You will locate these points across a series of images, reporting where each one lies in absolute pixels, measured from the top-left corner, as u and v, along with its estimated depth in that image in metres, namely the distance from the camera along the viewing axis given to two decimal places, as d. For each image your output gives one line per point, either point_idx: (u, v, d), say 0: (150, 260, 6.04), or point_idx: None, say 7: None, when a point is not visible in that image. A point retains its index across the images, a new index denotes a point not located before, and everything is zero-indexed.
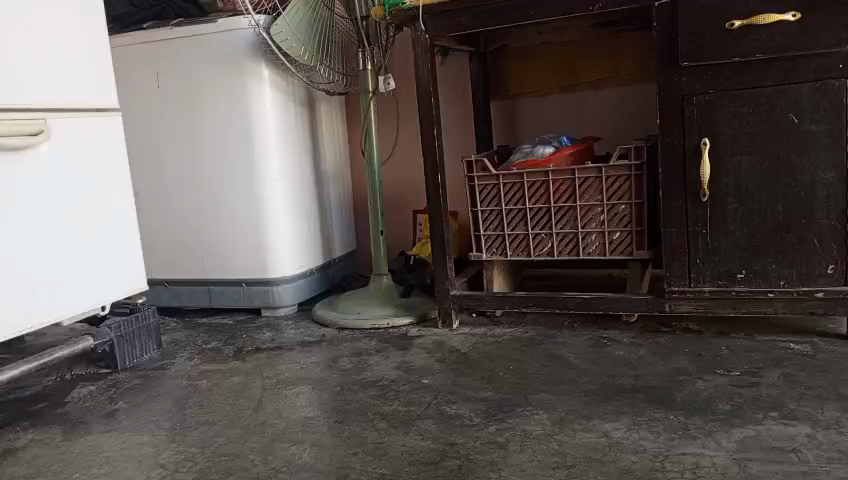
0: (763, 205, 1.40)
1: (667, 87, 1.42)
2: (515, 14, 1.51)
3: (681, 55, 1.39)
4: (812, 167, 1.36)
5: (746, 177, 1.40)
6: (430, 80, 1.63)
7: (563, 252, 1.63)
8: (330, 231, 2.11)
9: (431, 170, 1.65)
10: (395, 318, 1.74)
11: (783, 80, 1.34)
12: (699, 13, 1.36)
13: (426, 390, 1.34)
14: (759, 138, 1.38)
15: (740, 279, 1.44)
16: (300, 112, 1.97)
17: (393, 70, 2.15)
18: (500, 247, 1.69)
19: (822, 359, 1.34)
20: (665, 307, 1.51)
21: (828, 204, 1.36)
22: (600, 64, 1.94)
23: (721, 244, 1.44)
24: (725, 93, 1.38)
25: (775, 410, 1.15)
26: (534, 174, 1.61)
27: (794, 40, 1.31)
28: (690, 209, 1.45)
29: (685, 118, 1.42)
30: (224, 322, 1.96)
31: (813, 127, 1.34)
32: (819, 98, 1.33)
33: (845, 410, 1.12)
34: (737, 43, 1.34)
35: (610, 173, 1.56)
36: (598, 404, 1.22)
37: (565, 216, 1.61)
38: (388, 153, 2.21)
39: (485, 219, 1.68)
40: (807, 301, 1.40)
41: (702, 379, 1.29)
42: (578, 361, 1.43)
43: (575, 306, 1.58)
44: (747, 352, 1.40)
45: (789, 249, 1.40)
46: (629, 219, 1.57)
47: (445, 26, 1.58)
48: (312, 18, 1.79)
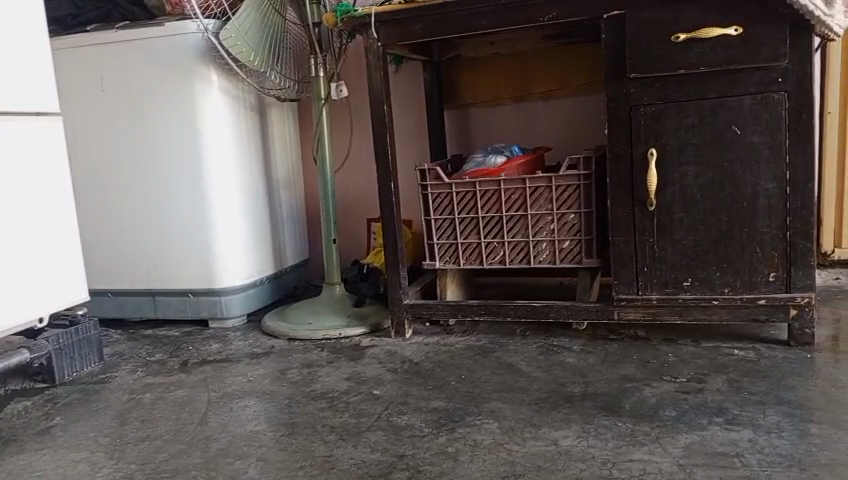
0: (708, 214, 1.43)
1: (616, 98, 1.45)
2: (468, 23, 1.51)
3: (629, 67, 1.41)
4: (754, 177, 1.39)
5: (691, 186, 1.43)
6: (383, 88, 1.62)
7: (515, 260, 1.64)
8: (282, 239, 2.07)
9: (384, 178, 1.64)
10: (347, 329, 1.71)
11: (726, 93, 1.38)
12: (647, 26, 1.38)
13: (377, 401, 1.32)
14: (703, 149, 1.41)
15: (687, 286, 1.47)
16: (250, 119, 1.94)
17: (346, 77, 2.14)
18: (454, 256, 1.68)
19: (764, 365, 1.37)
20: (614, 315, 1.53)
21: (769, 213, 1.40)
22: (552, 75, 1.96)
23: (668, 252, 1.47)
24: (670, 105, 1.41)
25: (720, 415, 1.17)
26: (487, 183, 1.61)
27: (736, 54, 1.35)
28: (638, 218, 1.47)
29: (632, 129, 1.45)
30: (170, 333, 1.91)
31: (755, 139, 1.38)
32: (760, 110, 1.37)
33: (786, 414, 1.15)
34: (683, 56, 1.38)
35: (560, 183, 1.57)
36: (548, 412, 1.22)
37: (517, 225, 1.62)
38: (341, 160, 2.19)
39: (438, 228, 1.68)
40: (750, 308, 1.44)
41: (650, 386, 1.30)
42: (530, 369, 1.43)
43: (526, 314, 1.58)
44: (693, 358, 1.42)
45: (733, 258, 1.43)
46: (579, 228, 1.59)
47: (398, 33, 1.57)
48: (263, 23, 1.77)
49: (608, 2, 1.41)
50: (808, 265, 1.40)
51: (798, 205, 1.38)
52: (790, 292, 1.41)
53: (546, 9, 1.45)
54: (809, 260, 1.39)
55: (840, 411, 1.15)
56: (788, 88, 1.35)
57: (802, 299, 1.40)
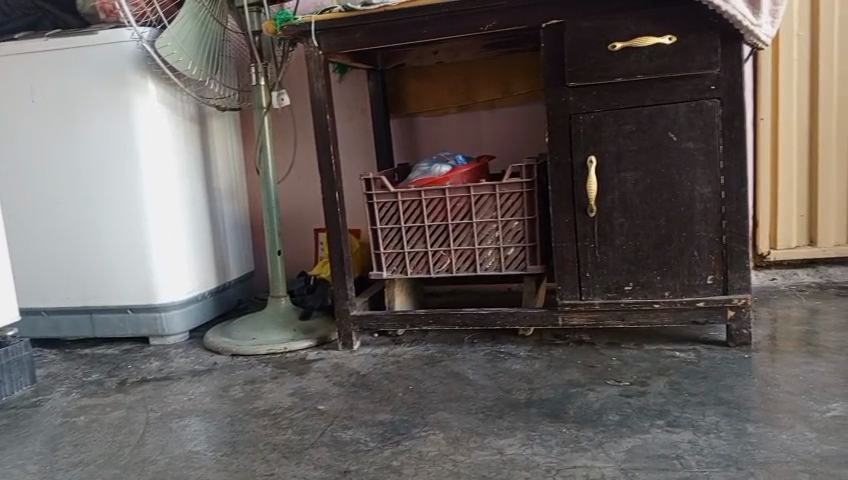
0: (647, 220, 1.45)
1: (556, 106, 1.46)
2: (409, 32, 1.51)
3: (568, 75, 1.43)
4: (690, 183, 1.42)
5: (630, 192, 1.45)
6: (325, 97, 1.59)
7: (461, 268, 1.63)
8: (225, 252, 2.02)
9: (328, 188, 1.61)
10: (292, 342, 1.68)
11: (661, 100, 1.41)
12: (584, 35, 1.40)
13: (322, 416, 1.30)
14: (641, 156, 1.44)
15: (628, 290, 1.49)
16: (190, 128, 1.89)
17: (289, 87, 2.11)
18: (401, 265, 1.67)
19: (703, 366, 1.40)
20: (558, 320, 1.54)
21: (706, 217, 1.43)
22: (496, 84, 1.97)
23: (609, 257, 1.49)
24: (608, 112, 1.44)
25: (661, 417, 1.18)
26: (432, 192, 1.61)
27: (670, 62, 1.38)
28: (579, 224, 1.49)
29: (572, 137, 1.46)
30: (108, 352, 1.84)
31: (690, 145, 1.41)
32: (694, 117, 1.40)
33: (724, 415, 1.17)
34: (620, 64, 1.40)
35: (504, 191, 1.57)
36: (493, 420, 1.22)
37: (463, 233, 1.62)
38: (285, 171, 2.16)
39: (384, 237, 1.66)
40: (690, 311, 1.46)
41: (594, 390, 1.31)
42: (477, 377, 1.42)
43: (473, 323, 1.58)
44: (635, 362, 1.44)
45: (672, 262, 1.46)
46: (523, 235, 1.59)
47: (339, 41, 1.55)
48: (200, 32, 1.73)
49: (546, 11, 1.42)
50: (743, 267, 1.43)
51: (734, 209, 1.41)
52: (728, 294, 1.45)
53: (486, 19, 1.46)
54: (745, 262, 1.43)
55: (775, 409, 1.18)
56: (720, 95, 1.38)
57: (738, 300, 1.44)
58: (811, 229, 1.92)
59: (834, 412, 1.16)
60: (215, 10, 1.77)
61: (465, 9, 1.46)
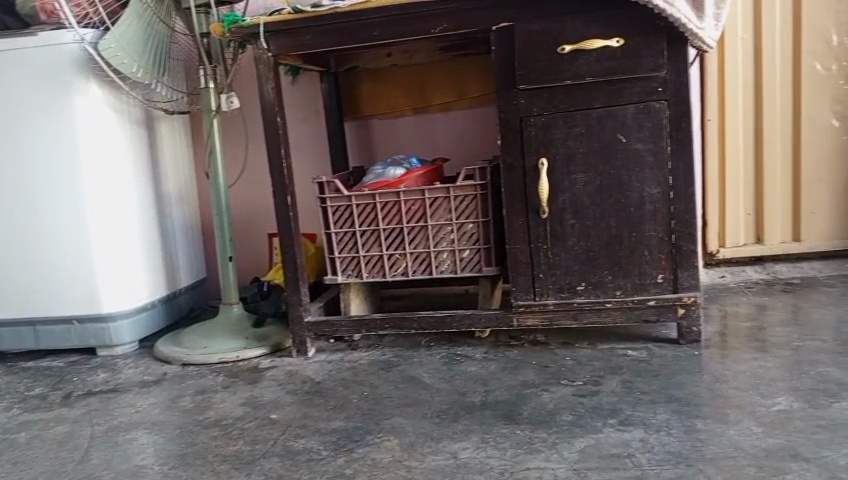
0: (598, 220, 1.47)
1: (508, 109, 1.46)
2: (359, 34, 1.49)
3: (519, 78, 1.44)
4: (639, 183, 1.44)
5: (581, 193, 1.47)
6: (275, 100, 1.56)
7: (417, 271, 1.62)
8: (175, 260, 1.98)
9: (280, 193, 1.58)
10: (245, 351, 1.64)
11: (610, 102, 1.42)
12: (533, 38, 1.41)
13: (274, 425, 1.27)
14: (591, 158, 1.45)
15: (581, 291, 1.50)
16: (137, 132, 1.83)
17: (240, 89, 2.07)
18: (356, 270, 1.65)
19: (655, 364, 1.42)
20: (513, 322, 1.54)
21: (655, 217, 1.45)
22: (449, 86, 1.97)
23: (562, 258, 1.50)
24: (559, 114, 1.44)
25: (613, 416, 1.19)
26: (386, 195, 1.59)
27: (619, 64, 1.40)
28: (532, 225, 1.50)
29: (524, 139, 1.47)
30: (52, 365, 1.77)
31: (639, 146, 1.43)
32: (642, 119, 1.42)
33: (675, 412, 1.19)
34: (569, 67, 1.41)
35: (458, 193, 1.57)
36: (448, 424, 1.21)
37: (418, 236, 1.60)
38: (237, 175, 2.12)
39: (339, 242, 1.64)
40: (641, 309, 1.48)
41: (548, 391, 1.32)
42: (432, 381, 1.41)
43: (430, 326, 1.56)
44: (589, 361, 1.45)
45: (623, 262, 1.48)
46: (477, 237, 1.59)
47: (289, 43, 1.53)
48: (146, 33, 1.69)
49: (495, 14, 1.43)
50: (692, 266, 1.45)
51: (682, 209, 1.44)
52: (677, 292, 1.47)
53: (436, 21, 1.46)
54: (693, 261, 1.45)
55: (724, 405, 1.20)
56: (667, 97, 1.40)
57: (688, 298, 1.46)
58: (759, 227, 1.96)
59: (779, 406, 1.18)
60: (162, 11, 1.72)
61: (415, 12, 1.45)
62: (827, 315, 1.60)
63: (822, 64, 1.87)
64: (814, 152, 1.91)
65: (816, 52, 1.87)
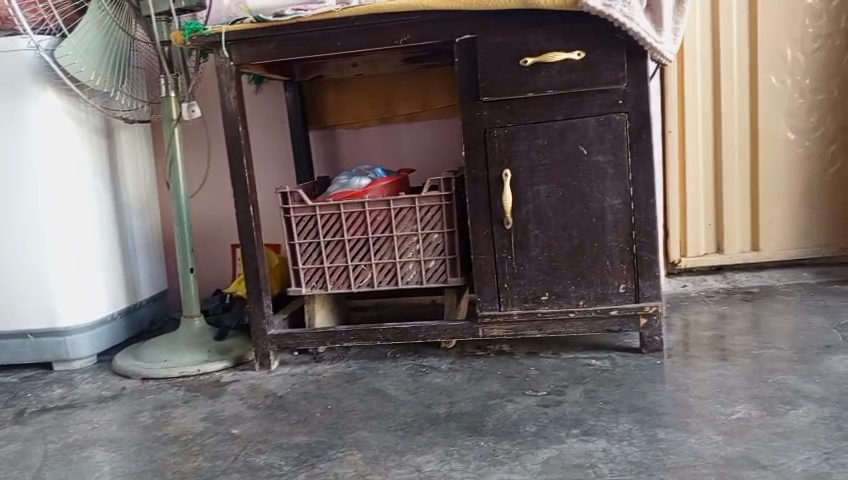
0: (561, 230, 1.48)
1: (471, 120, 1.47)
2: (323, 44, 1.49)
3: (482, 90, 1.45)
4: (601, 194, 1.46)
5: (544, 204, 1.48)
6: (237, 109, 1.55)
7: (382, 282, 1.60)
8: (135, 271, 1.93)
9: (242, 203, 1.55)
10: (207, 364, 1.61)
11: (572, 114, 1.44)
12: (496, 50, 1.42)
13: (235, 441, 1.24)
14: (553, 169, 1.46)
15: (545, 300, 1.51)
16: (97, 141, 1.80)
17: (202, 98, 2.05)
18: (320, 281, 1.62)
19: (618, 373, 1.43)
20: (479, 332, 1.54)
21: (617, 227, 1.46)
22: (414, 97, 1.97)
23: (526, 268, 1.51)
24: (522, 126, 1.45)
25: (577, 427, 1.19)
26: (350, 205, 1.57)
27: (580, 77, 1.41)
28: (497, 236, 1.50)
29: (488, 150, 1.47)
30: (6, 381, 1.72)
31: (600, 158, 1.45)
32: (604, 131, 1.44)
33: (637, 421, 1.20)
34: (532, 79, 1.43)
35: (423, 204, 1.56)
36: (412, 437, 1.20)
37: (383, 246, 1.59)
38: (199, 185, 2.08)
39: (303, 252, 1.61)
40: (603, 319, 1.50)
41: (512, 401, 1.32)
42: (397, 393, 1.40)
43: (395, 337, 1.55)
44: (553, 371, 1.46)
45: (586, 272, 1.49)
46: (443, 248, 1.58)
47: (251, 53, 1.51)
48: (105, 41, 1.66)
49: (459, 26, 1.43)
50: (653, 276, 1.47)
51: (643, 219, 1.45)
52: (639, 301, 1.49)
53: (400, 32, 1.46)
54: (655, 270, 1.47)
55: (685, 414, 1.21)
56: (628, 109, 1.42)
57: (650, 308, 1.48)
58: (719, 237, 2.00)
59: (738, 414, 1.20)
60: (121, 18, 1.68)
61: (379, 23, 1.45)
62: (785, 323, 1.64)
63: (777, 79, 1.92)
64: (771, 164, 1.95)
65: (772, 67, 1.91)
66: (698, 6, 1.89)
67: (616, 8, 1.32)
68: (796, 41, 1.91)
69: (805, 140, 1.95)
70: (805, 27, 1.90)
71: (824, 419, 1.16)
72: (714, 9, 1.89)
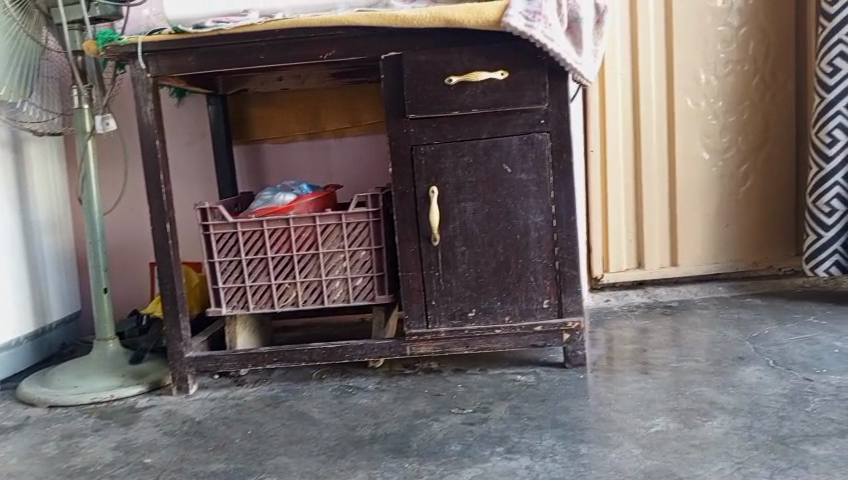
0: (486, 247, 1.49)
1: (398, 137, 1.46)
2: (244, 58, 1.45)
3: (408, 107, 1.44)
4: (524, 212, 1.47)
5: (470, 221, 1.48)
6: (154, 122, 1.49)
7: (307, 301, 1.54)
8: (44, 292, 1.82)
9: (159, 220, 1.49)
10: (121, 389, 1.53)
11: (496, 132, 1.45)
12: (422, 68, 1.42)
13: (147, 471, 1.18)
14: (479, 187, 1.47)
15: (471, 317, 1.51)
16: (4, 156, 1.69)
17: (119, 112, 1.97)
18: (242, 301, 1.55)
19: (542, 388, 1.44)
20: (406, 350, 1.52)
21: (540, 243, 1.48)
22: (342, 113, 1.95)
23: (453, 285, 1.50)
24: (448, 144, 1.46)
25: (501, 444, 1.19)
26: (274, 222, 1.51)
27: (504, 96, 1.43)
28: (424, 253, 1.50)
29: (414, 168, 1.47)
30: None
31: (523, 177, 1.47)
32: (527, 150, 1.45)
33: (560, 437, 1.20)
34: (456, 97, 1.43)
35: (350, 220, 1.52)
36: (335, 461, 1.17)
37: (309, 264, 1.53)
38: (114, 201, 2.00)
39: (224, 271, 1.54)
40: (528, 334, 1.51)
41: (438, 420, 1.30)
42: (321, 416, 1.35)
43: (320, 358, 1.51)
44: (479, 387, 1.46)
45: (511, 288, 1.50)
46: (370, 265, 1.54)
47: (169, 65, 1.46)
48: (9, 49, 1.57)
49: (384, 43, 1.43)
50: (575, 291, 1.50)
51: (564, 236, 1.48)
52: (562, 317, 1.51)
53: (324, 47, 1.44)
54: (577, 286, 1.49)
55: (606, 429, 1.23)
56: (549, 129, 1.44)
57: (572, 323, 1.50)
58: (639, 253, 2.06)
59: (657, 428, 1.22)
60: (30, 25, 1.61)
61: (302, 37, 1.43)
62: (701, 336, 1.69)
63: (692, 101, 1.99)
64: (687, 182, 2.02)
65: (687, 89, 1.99)
66: (617, 30, 1.96)
67: (537, 29, 1.34)
68: (709, 65, 1.99)
69: (718, 160, 2.03)
70: (718, 52, 1.98)
71: (737, 430, 1.19)
72: (632, 33, 1.96)
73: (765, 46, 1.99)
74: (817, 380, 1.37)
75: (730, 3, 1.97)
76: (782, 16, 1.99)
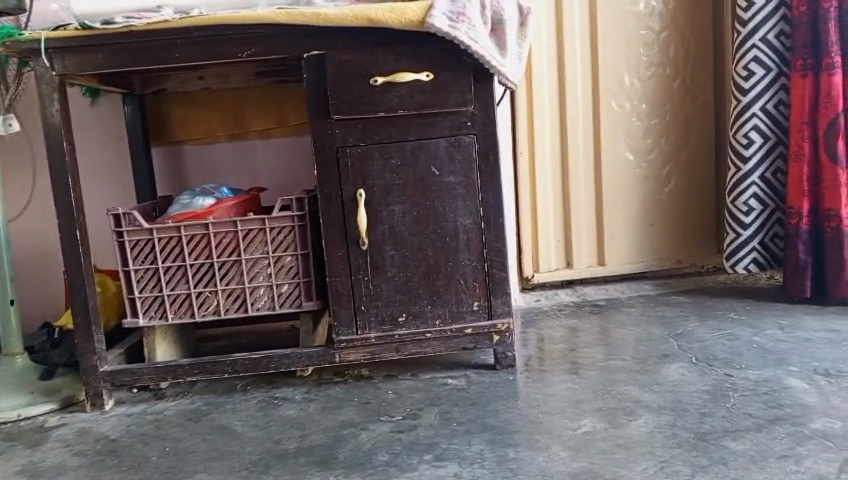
0: (415, 250, 1.47)
1: (322, 138, 1.42)
2: (158, 56, 1.39)
3: (332, 108, 1.40)
4: (453, 214, 1.46)
5: (399, 224, 1.46)
6: (61, 123, 1.40)
7: (229, 310, 1.48)
8: None
9: (67, 228, 1.40)
10: (29, 407, 1.44)
11: (423, 134, 1.43)
12: (346, 68, 1.39)
13: None
14: (407, 189, 1.45)
15: (402, 322, 1.49)
16: None
17: (27, 112, 1.85)
18: (161, 311, 1.48)
19: (473, 391, 1.43)
20: (335, 358, 1.48)
21: (469, 245, 1.47)
22: (267, 113, 1.89)
23: (382, 290, 1.48)
24: (375, 146, 1.43)
25: (429, 452, 1.17)
26: (192, 227, 1.45)
27: (430, 98, 1.41)
28: (352, 257, 1.46)
29: (341, 170, 1.43)
30: None
31: (452, 179, 1.45)
32: (455, 152, 1.44)
33: (488, 442, 1.19)
34: (382, 99, 1.40)
35: (274, 224, 1.47)
36: (258, 476, 1.12)
37: (230, 271, 1.47)
38: (23, 206, 1.88)
39: (140, 280, 1.47)
40: (459, 337, 1.50)
41: (366, 430, 1.27)
42: (245, 429, 1.30)
43: (244, 369, 1.45)
44: (409, 393, 1.44)
45: (441, 291, 1.48)
46: (296, 271, 1.49)
47: (76, 62, 1.38)
48: None
49: (307, 41, 1.39)
50: (504, 293, 1.50)
51: (493, 238, 1.47)
52: (492, 319, 1.50)
53: (244, 46, 1.39)
54: (505, 288, 1.49)
55: (535, 431, 1.23)
56: (476, 131, 1.44)
57: (502, 325, 1.50)
58: (567, 253, 2.09)
59: (584, 428, 1.23)
60: None
61: (221, 35, 1.38)
62: (628, 334, 1.72)
63: (617, 103, 2.03)
64: (613, 182, 2.06)
65: (612, 92, 2.02)
66: (543, 33, 1.97)
67: (461, 30, 1.33)
68: (633, 68, 2.02)
69: (643, 162, 2.07)
70: (640, 55, 2.02)
71: (661, 428, 1.21)
72: (558, 36, 1.98)
73: (685, 50, 2.05)
74: (737, 375, 1.41)
75: (652, 7, 2.01)
76: (700, 21, 2.04)
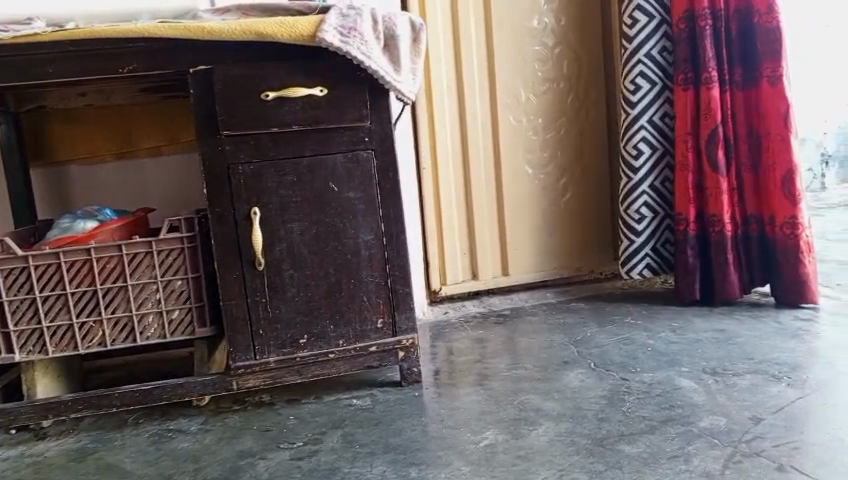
0: (314, 268, 1.43)
1: (212, 156, 1.37)
2: (30, 70, 1.30)
3: (222, 123, 1.35)
4: (354, 231, 1.44)
5: (298, 243, 1.42)
6: None
7: (116, 339, 1.40)
8: None
9: None
10: None
11: (319, 151, 1.40)
12: (236, 83, 1.34)
13: None
14: (305, 206, 1.41)
15: (304, 344, 1.45)
16: None
17: None
18: (39, 344, 1.38)
19: (378, 411, 1.41)
20: (233, 385, 1.43)
21: (370, 262, 1.45)
22: (157, 129, 1.81)
23: (281, 311, 1.43)
24: (269, 163, 1.39)
25: (330, 476, 1.14)
26: (72, 253, 1.36)
27: (324, 113, 1.39)
28: (248, 279, 1.41)
29: (233, 188, 1.38)
30: None
31: (351, 195, 1.43)
32: (352, 169, 1.42)
33: (390, 462, 1.18)
34: (274, 114, 1.37)
35: (161, 247, 1.40)
36: None
37: (116, 298, 1.39)
38: None
39: (14, 312, 1.36)
40: (362, 356, 1.48)
41: (265, 459, 1.23)
42: (134, 467, 1.23)
43: (135, 402, 1.37)
44: (312, 417, 1.40)
45: (344, 308, 1.46)
46: (188, 295, 1.43)
47: None
48: None
49: (193, 55, 1.34)
50: (409, 308, 1.49)
51: (394, 254, 1.46)
52: (396, 335, 1.49)
53: (124, 60, 1.32)
54: (409, 303, 1.49)
55: (438, 448, 1.22)
56: (374, 146, 1.42)
57: (407, 340, 1.49)
58: (473, 264, 2.12)
59: (486, 441, 1.24)
60: None
61: (99, 49, 1.31)
62: (531, 343, 1.75)
63: (514, 117, 2.08)
64: (513, 194, 2.10)
65: (509, 107, 2.07)
66: (441, 48, 2.00)
67: (353, 45, 1.32)
68: (528, 83, 2.08)
69: (541, 174, 2.12)
70: (535, 70, 2.08)
71: (560, 436, 1.23)
72: (456, 51, 2.01)
73: (577, 65, 2.12)
74: (632, 379, 1.46)
75: (545, 24, 2.07)
76: (590, 38, 2.12)
